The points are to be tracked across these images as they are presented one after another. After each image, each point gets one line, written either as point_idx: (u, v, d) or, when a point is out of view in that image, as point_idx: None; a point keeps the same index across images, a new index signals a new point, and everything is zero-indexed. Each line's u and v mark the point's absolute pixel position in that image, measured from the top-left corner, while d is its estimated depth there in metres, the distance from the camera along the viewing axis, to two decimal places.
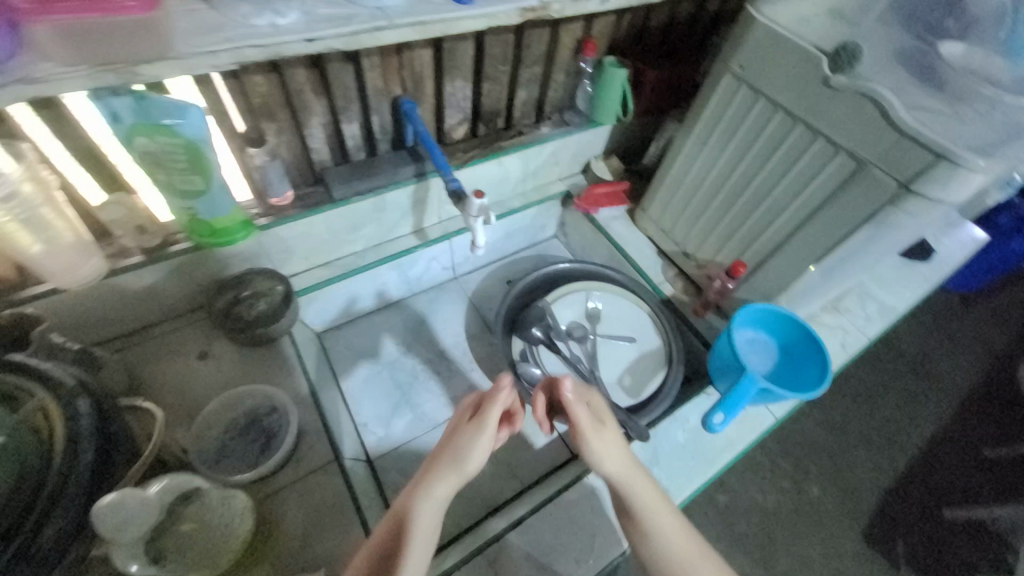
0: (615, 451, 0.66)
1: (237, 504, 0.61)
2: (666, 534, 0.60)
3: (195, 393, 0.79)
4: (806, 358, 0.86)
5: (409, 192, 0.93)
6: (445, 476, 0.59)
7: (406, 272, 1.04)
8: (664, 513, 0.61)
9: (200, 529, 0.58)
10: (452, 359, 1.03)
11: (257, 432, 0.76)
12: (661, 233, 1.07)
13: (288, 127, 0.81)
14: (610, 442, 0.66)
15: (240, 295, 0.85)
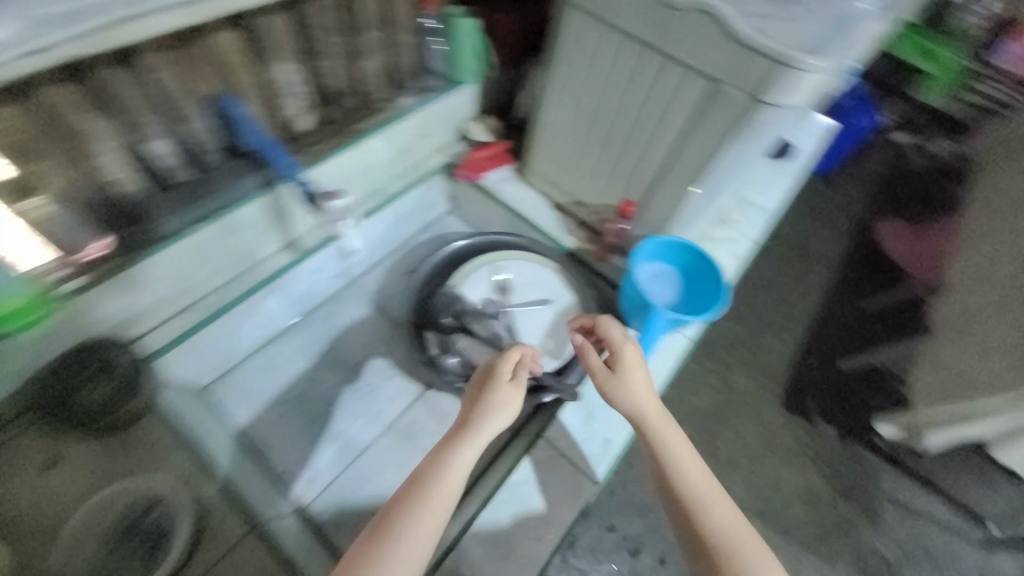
0: (640, 393, 0.71)
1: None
2: (687, 472, 0.65)
3: (56, 508, 0.68)
4: (706, 278, 0.89)
5: (258, 206, 0.80)
6: (466, 448, 0.61)
7: (289, 293, 0.92)
8: (683, 453, 0.67)
9: None
10: (368, 371, 0.94)
11: (144, 533, 0.68)
12: (551, 186, 1.04)
13: (70, 161, 0.64)
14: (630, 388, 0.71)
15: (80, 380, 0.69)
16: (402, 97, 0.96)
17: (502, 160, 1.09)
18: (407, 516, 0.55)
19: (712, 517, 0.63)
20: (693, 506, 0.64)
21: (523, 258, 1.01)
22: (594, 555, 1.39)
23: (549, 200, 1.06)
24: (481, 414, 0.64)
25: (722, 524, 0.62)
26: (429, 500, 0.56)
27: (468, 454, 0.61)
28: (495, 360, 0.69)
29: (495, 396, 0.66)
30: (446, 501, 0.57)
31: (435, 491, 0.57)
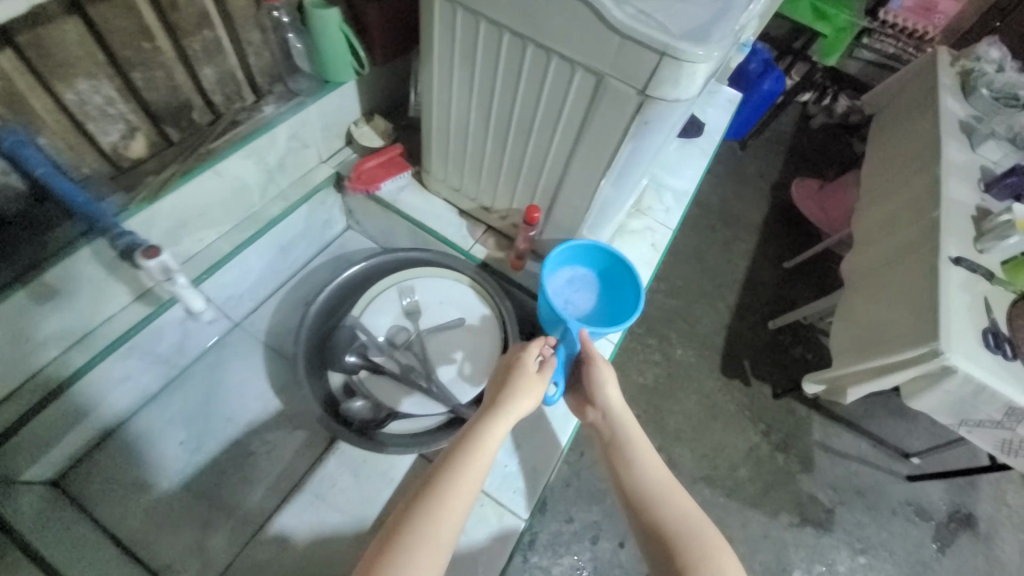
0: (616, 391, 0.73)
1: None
2: (648, 467, 0.65)
3: None
4: (623, 279, 0.84)
5: (86, 260, 0.66)
6: (500, 422, 0.60)
7: (154, 351, 0.78)
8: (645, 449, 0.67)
9: None
10: (265, 424, 0.83)
11: None
12: (453, 191, 0.95)
13: None
14: (609, 380, 0.73)
15: None
16: (265, 108, 0.83)
17: (400, 166, 0.96)
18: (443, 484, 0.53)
19: (671, 505, 0.61)
20: (648, 497, 0.62)
21: (431, 274, 0.92)
22: (554, 549, 1.34)
23: (455, 206, 0.98)
24: (511, 391, 0.64)
25: (679, 514, 0.60)
26: (466, 469, 0.55)
27: (500, 429, 0.60)
28: (523, 340, 0.69)
29: (524, 374, 0.66)
30: (480, 472, 0.56)
31: (468, 461, 0.56)
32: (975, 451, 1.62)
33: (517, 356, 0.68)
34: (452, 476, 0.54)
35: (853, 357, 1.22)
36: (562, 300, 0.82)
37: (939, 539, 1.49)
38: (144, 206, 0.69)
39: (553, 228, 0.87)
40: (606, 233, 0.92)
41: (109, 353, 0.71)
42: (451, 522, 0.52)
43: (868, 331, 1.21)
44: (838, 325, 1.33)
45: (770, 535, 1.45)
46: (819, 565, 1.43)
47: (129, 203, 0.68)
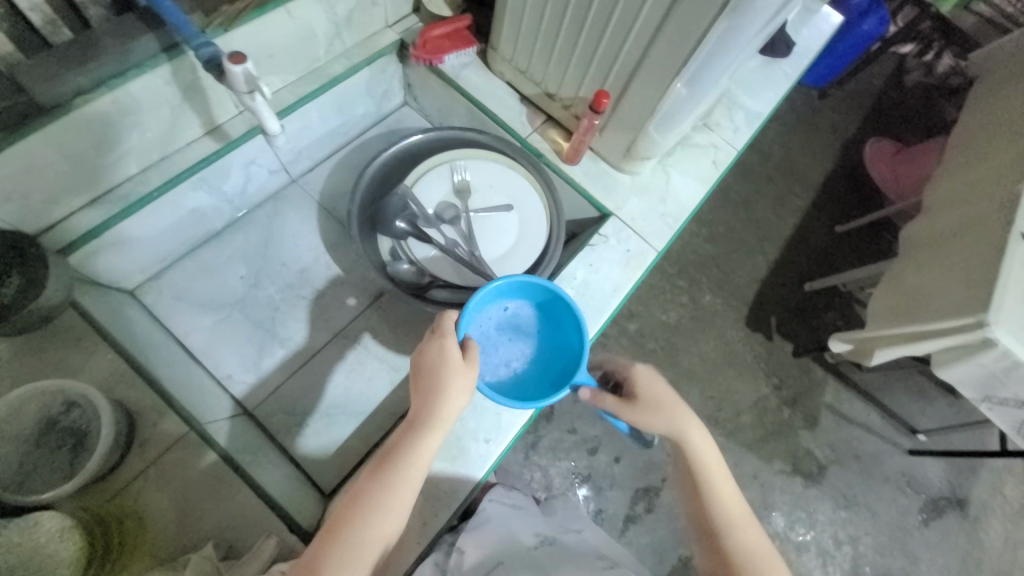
0: (660, 419, 0.67)
1: (46, 530, 0.52)
2: (716, 488, 0.65)
3: None
4: (537, 289, 0.71)
5: (164, 75, 0.67)
6: (426, 443, 0.58)
7: (220, 188, 0.82)
8: (714, 469, 0.67)
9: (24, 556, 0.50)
10: (315, 276, 0.89)
11: (62, 436, 0.61)
12: (518, 74, 0.91)
13: None
14: (649, 410, 0.67)
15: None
16: None
17: (464, 41, 0.92)
18: (364, 525, 0.53)
19: (740, 531, 0.62)
20: (721, 525, 0.63)
21: (484, 157, 0.91)
22: (555, 454, 1.42)
23: (517, 91, 0.95)
24: (442, 401, 0.59)
25: (746, 540, 0.62)
26: (389, 505, 0.55)
27: (428, 447, 0.58)
28: (444, 336, 0.60)
29: (450, 378, 0.59)
30: (405, 500, 0.56)
31: (393, 495, 0.55)
32: (986, 437, 1.61)
33: (447, 355, 0.60)
34: (371, 516, 0.54)
35: (892, 319, 1.18)
36: (498, 365, 0.71)
37: (925, 512, 1.53)
38: (221, 32, 0.69)
39: (616, 122, 0.84)
40: (674, 138, 0.88)
41: (179, 178, 0.75)
42: (378, 551, 0.54)
43: (909, 295, 1.18)
44: (879, 291, 1.29)
45: (760, 477, 1.51)
46: (801, 511, 1.50)
47: (203, 25, 0.67)
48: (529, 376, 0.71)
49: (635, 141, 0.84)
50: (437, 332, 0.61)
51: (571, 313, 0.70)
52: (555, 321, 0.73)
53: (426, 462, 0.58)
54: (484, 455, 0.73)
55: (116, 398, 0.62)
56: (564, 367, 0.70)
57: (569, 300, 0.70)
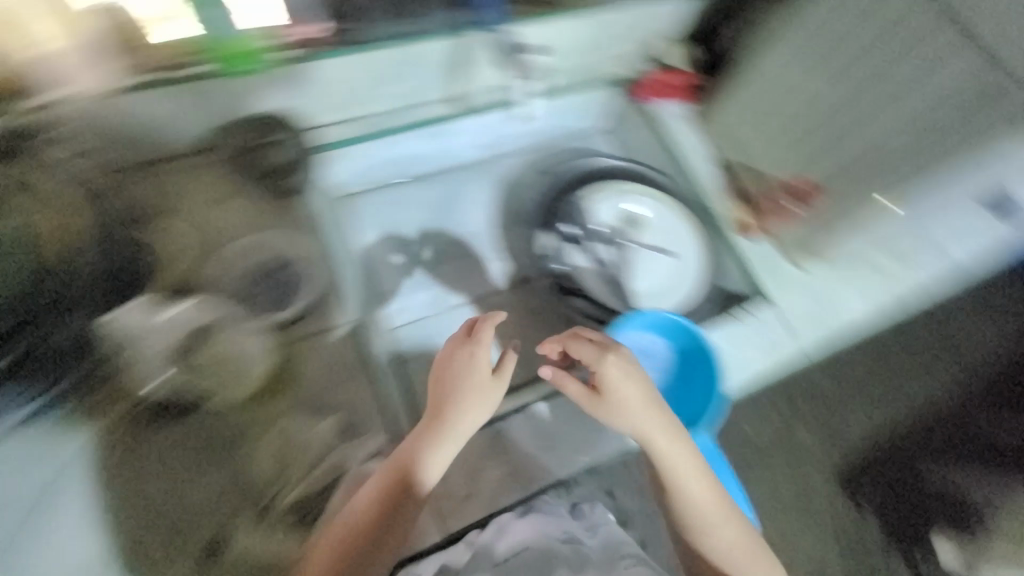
0: (623, 417, 0.64)
1: (246, 348, 0.70)
2: (689, 491, 0.64)
3: (223, 231, 0.75)
4: (689, 338, 0.75)
5: (445, 45, 0.79)
6: (433, 453, 0.62)
7: (437, 145, 0.93)
8: (690, 466, 0.64)
9: (224, 361, 0.69)
10: (477, 244, 0.98)
11: (271, 284, 0.75)
12: (728, 138, 0.97)
13: None
14: (611, 407, 0.64)
15: (259, 142, 0.75)
16: None
17: (681, 94, 0.99)
18: (376, 519, 0.60)
19: (710, 530, 0.64)
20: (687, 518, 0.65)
21: (662, 199, 0.95)
22: None
23: (720, 154, 0.98)
24: (456, 413, 0.63)
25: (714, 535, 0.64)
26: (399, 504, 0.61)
27: (437, 459, 0.62)
28: (470, 345, 0.64)
29: (469, 388, 0.64)
30: (412, 501, 0.61)
31: (400, 496, 0.61)
32: None
33: (466, 367, 0.64)
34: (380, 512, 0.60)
35: None
36: None
37: None
38: (516, 25, 0.79)
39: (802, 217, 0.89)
40: (856, 252, 0.89)
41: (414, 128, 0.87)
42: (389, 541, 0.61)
43: None
44: None
45: None
46: None
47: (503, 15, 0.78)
48: None
49: (816, 237, 0.88)
50: (472, 340, 0.65)
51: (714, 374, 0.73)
52: (690, 369, 0.76)
53: (434, 471, 0.62)
54: (570, 462, 0.76)
55: (313, 283, 0.77)
56: (689, 414, 0.75)
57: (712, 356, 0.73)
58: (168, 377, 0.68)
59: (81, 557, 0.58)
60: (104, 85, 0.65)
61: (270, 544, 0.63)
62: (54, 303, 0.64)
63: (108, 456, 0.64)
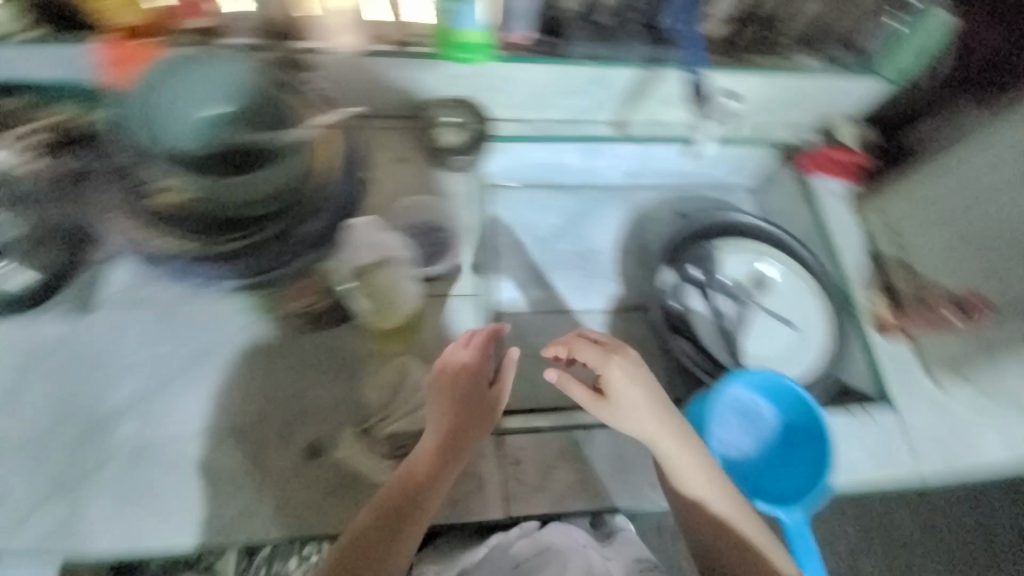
0: (633, 422, 0.65)
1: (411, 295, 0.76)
2: (696, 489, 0.64)
3: (397, 188, 0.84)
4: (799, 410, 0.73)
5: (631, 75, 0.83)
6: (434, 467, 0.63)
7: (589, 160, 0.98)
8: (700, 469, 0.64)
9: (386, 298, 0.74)
10: (597, 261, 1.00)
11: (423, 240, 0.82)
12: (884, 228, 0.95)
13: None
14: (617, 409, 0.65)
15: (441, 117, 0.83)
16: (810, 55, 0.85)
17: (846, 173, 0.96)
18: (379, 547, 0.58)
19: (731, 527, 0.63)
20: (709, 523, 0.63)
21: (796, 270, 0.93)
22: None
23: (870, 242, 0.95)
24: (456, 421, 0.66)
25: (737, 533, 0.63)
26: (403, 527, 0.59)
27: (440, 474, 0.63)
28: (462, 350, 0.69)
29: (467, 401, 0.67)
30: (417, 522, 0.60)
31: (403, 517, 0.60)
32: None
33: (460, 378, 0.68)
34: (385, 535, 0.58)
35: None
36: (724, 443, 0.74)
37: None
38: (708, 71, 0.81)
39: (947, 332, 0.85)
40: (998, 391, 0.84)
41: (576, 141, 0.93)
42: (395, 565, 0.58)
43: None
44: None
45: None
46: None
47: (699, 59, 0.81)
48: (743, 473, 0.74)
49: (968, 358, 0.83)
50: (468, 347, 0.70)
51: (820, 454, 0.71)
52: (794, 444, 0.74)
53: (438, 487, 0.62)
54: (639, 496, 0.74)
55: (457, 253, 0.82)
56: (788, 491, 0.72)
57: (829, 440, 0.71)
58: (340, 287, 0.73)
59: (224, 419, 0.70)
60: (353, 45, 0.75)
61: (366, 460, 0.69)
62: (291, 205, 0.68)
63: (270, 337, 0.73)
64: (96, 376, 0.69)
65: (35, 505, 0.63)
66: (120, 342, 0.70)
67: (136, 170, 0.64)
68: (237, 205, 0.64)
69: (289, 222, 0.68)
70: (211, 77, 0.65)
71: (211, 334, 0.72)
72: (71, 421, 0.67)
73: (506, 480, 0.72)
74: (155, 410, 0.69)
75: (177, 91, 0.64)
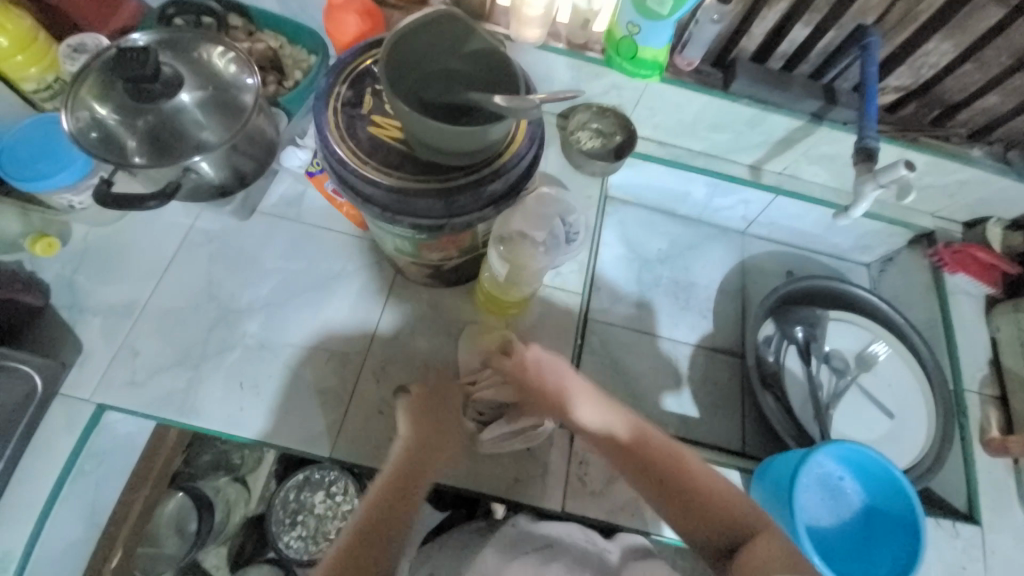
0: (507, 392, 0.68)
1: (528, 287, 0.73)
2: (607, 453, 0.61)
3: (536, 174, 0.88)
4: (884, 490, 0.72)
5: (792, 125, 0.84)
6: (411, 453, 0.62)
7: (714, 197, 0.97)
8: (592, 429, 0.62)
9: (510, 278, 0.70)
10: (696, 294, 0.97)
11: None
12: (1017, 345, 0.87)
13: (739, 13, 0.79)
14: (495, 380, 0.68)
15: (589, 123, 0.90)
16: (977, 148, 0.83)
17: (986, 276, 0.89)
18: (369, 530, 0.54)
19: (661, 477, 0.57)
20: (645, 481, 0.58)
21: (903, 359, 0.89)
22: None
23: (994, 355, 0.90)
24: (425, 416, 0.64)
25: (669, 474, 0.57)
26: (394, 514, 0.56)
27: (416, 460, 0.61)
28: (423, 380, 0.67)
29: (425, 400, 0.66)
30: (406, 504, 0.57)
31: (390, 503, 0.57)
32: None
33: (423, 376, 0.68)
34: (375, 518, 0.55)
35: None
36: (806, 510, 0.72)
37: None
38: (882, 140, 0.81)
39: None
40: None
41: (710, 174, 0.93)
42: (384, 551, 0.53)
43: None
44: None
45: None
46: None
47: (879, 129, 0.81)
48: (819, 544, 0.71)
49: None
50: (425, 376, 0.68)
51: (905, 543, 0.69)
52: (873, 535, 0.72)
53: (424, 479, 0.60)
54: None
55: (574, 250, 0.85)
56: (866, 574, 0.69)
57: (916, 535, 0.69)
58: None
59: (330, 339, 0.75)
60: (538, 38, 0.81)
61: None
62: (486, 169, 0.58)
63: (389, 279, 0.79)
64: (238, 274, 0.76)
65: (157, 371, 0.70)
66: (266, 248, 0.78)
67: (357, 94, 0.61)
68: (443, 151, 0.55)
69: (476, 182, 0.57)
70: (459, 28, 0.55)
71: (341, 261, 0.79)
72: (209, 306, 0.74)
73: (568, 478, 0.73)
74: (280, 315, 0.75)
75: (428, 37, 0.56)
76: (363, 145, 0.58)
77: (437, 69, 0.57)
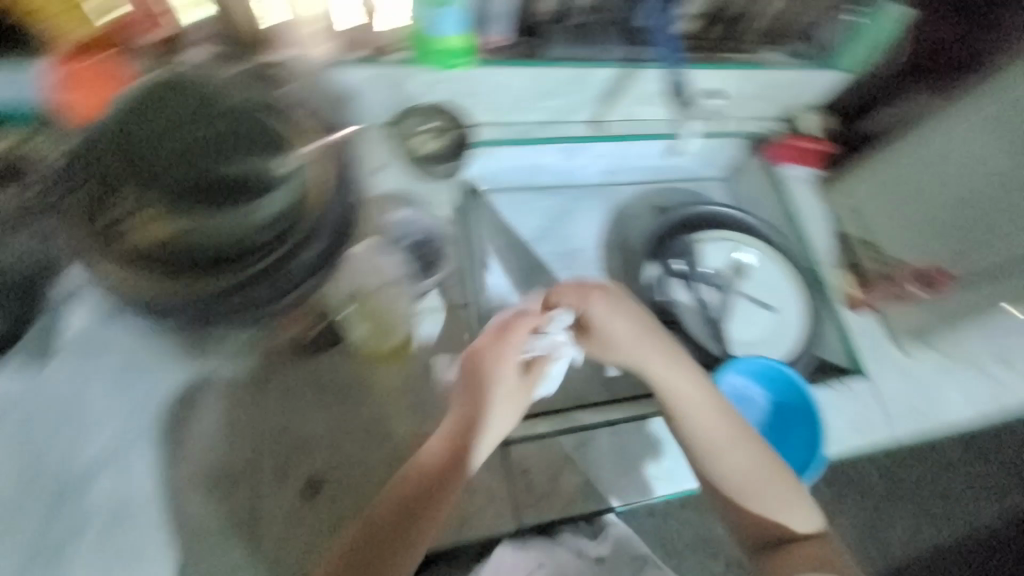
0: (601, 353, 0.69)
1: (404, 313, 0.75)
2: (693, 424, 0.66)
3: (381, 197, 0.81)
4: (790, 391, 0.79)
5: (612, 74, 0.84)
6: (454, 467, 0.60)
7: (569, 159, 0.97)
8: (689, 400, 0.66)
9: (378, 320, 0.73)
10: (580, 259, 0.99)
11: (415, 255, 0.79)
12: (849, 211, 1.00)
13: None
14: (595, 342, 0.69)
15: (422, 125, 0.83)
16: (773, 50, 0.88)
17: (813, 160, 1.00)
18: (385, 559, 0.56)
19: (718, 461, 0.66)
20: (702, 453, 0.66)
21: (770, 257, 0.96)
22: None
23: (836, 224, 1.01)
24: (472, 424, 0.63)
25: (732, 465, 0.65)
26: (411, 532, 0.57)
27: (456, 472, 0.60)
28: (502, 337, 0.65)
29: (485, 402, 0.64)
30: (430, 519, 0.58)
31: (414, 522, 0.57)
32: None
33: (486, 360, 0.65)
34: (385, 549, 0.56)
35: None
36: None
37: None
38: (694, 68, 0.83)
39: (913, 302, 0.91)
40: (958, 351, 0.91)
41: (559, 142, 0.92)
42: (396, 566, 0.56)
43: None
44: None
45: None
46: None
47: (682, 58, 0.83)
48: None
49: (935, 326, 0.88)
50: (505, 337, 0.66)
51: (809, 431, 0.77)
52: (787, 427, 0.78)
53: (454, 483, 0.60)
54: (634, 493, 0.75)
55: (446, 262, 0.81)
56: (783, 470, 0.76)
57: (819, 421, 0.76)
58: (338, 313, 0.72)
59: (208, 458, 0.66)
60: (324, 55, 0.72)
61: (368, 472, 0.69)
62: (277, 239, 0.61)
63: (255, 368, 0.70)
64: (65, 433, 0.63)
65: None
66: (88, 390, 0.65)
67: (98, 203, 0.59)
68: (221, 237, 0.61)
69: (273, 255, 0.60)
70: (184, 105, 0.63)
71: (190, 371, 0.68)
72: (37, 487, 0.61)
73: (515, 491, 0.73)
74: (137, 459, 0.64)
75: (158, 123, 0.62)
76: (137, 252, 0.59)
77: (173, 146, 0.63)
